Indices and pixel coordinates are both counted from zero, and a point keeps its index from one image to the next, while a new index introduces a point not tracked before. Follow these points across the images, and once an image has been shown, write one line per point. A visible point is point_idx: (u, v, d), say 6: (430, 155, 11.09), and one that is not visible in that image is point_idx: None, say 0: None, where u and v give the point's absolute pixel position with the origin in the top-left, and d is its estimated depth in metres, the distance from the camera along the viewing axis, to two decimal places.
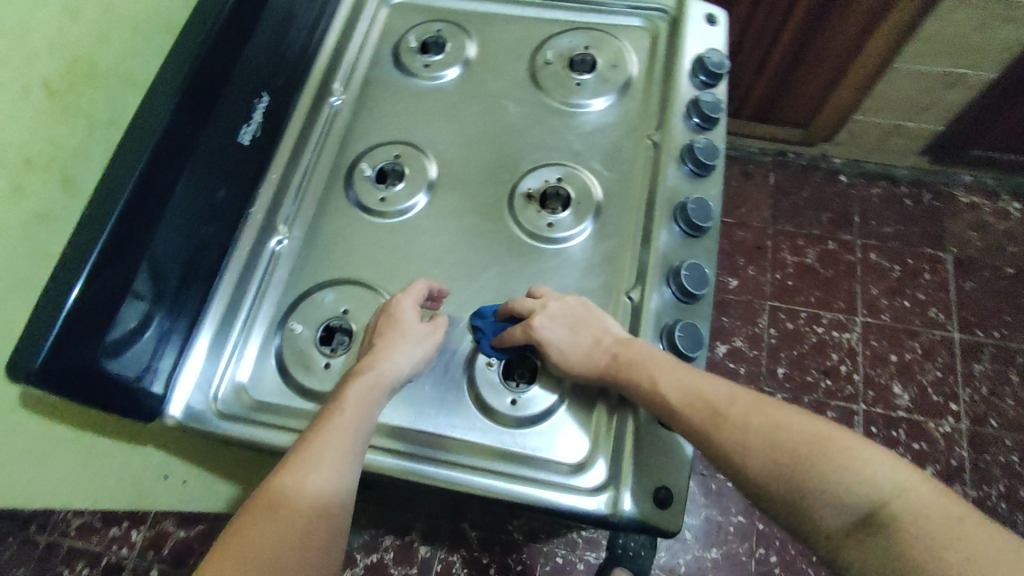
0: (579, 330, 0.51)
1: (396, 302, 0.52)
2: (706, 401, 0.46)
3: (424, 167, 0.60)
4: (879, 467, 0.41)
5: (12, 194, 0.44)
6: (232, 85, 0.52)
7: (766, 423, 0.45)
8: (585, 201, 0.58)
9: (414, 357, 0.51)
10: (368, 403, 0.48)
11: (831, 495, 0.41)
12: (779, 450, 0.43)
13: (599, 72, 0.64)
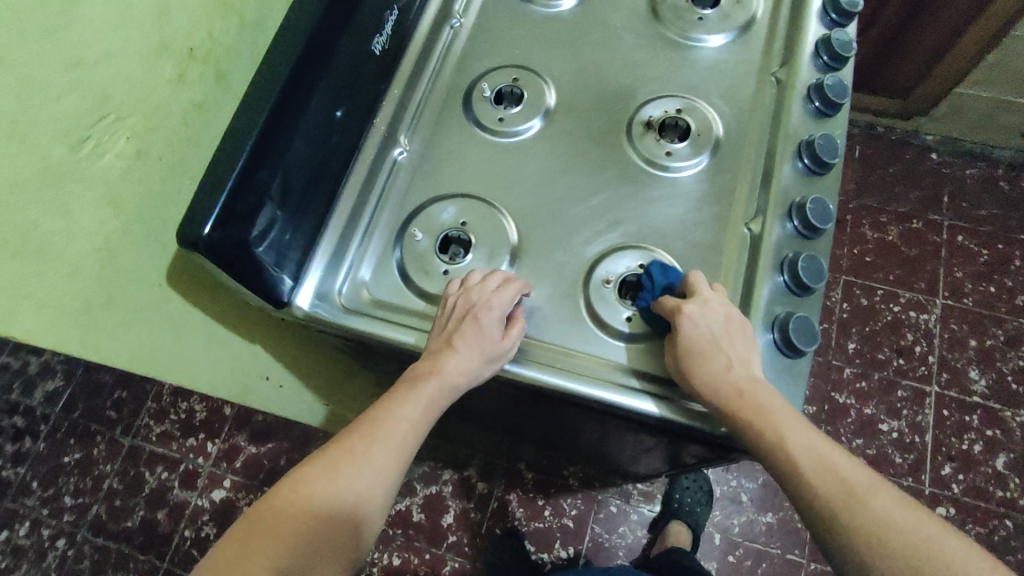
0: (731, 344, 0.47)
1: (484, 299, 0.50)
2: (795, 443, 0.44)
3: (541, 91, 0.60)
4: (927, 527, 0.41)
5: (175, 81, 0.46)
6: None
7: (836, 469, 0.43)
8: (705, 134, 0.57)
9: (489, 363, 0.49)
10: (437, 400, 0.48)
11: (894, 554, 0.40)
12: (846, 498, 0.42)
13: (722, 7, 0.62)
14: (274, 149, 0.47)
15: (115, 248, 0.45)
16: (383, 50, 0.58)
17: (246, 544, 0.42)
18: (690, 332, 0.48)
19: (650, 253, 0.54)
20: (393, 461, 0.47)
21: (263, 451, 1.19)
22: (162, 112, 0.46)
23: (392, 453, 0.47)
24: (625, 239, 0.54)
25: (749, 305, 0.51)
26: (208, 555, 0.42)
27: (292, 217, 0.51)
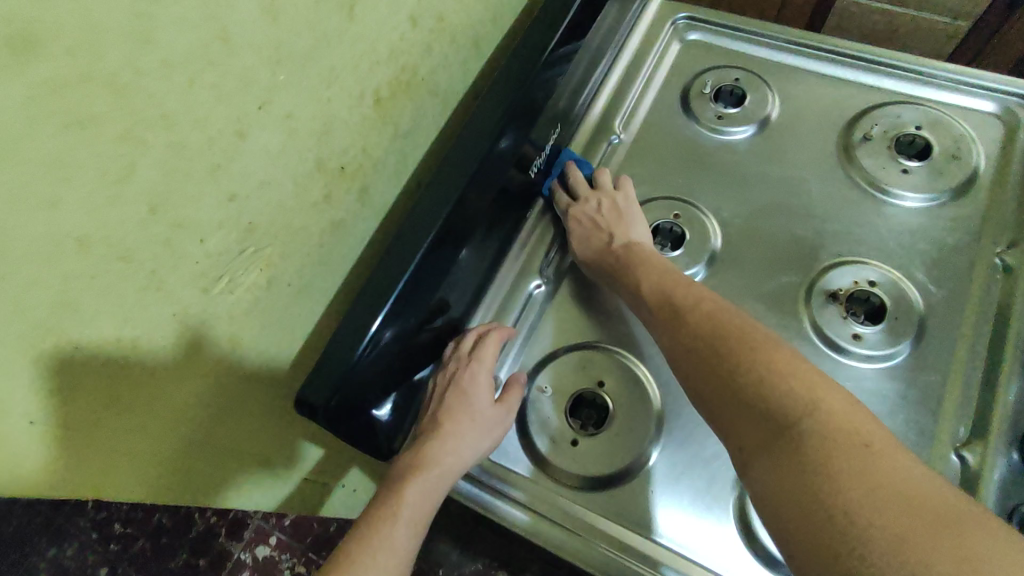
0: (604, 231, 0.52)
1: (462, 372, 0.47)
2: (670, 301, 0.46)
3: (706, 233, 0.53)
4: (791, 371, 0.37)
5: (322, 203, 0.41)
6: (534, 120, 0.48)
7: (722, 330, 0.42)
8: (904, 317, 0.48)
9: (481, 445, 0.45)
10: (422, 502, 0.44)
11: (755, 402, 0.37)
12: (719, 355, 0.40)
13: (933, 162, 0.53)
14: (413, 295, 0.41)
15: (225, 383, 0.40)
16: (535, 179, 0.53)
17: None
18: (574, 222, 0.53)
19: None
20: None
21: (312, 512, 1.13)
22: (302, 236, 0.40)
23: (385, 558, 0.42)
24: None
25: None
26: None
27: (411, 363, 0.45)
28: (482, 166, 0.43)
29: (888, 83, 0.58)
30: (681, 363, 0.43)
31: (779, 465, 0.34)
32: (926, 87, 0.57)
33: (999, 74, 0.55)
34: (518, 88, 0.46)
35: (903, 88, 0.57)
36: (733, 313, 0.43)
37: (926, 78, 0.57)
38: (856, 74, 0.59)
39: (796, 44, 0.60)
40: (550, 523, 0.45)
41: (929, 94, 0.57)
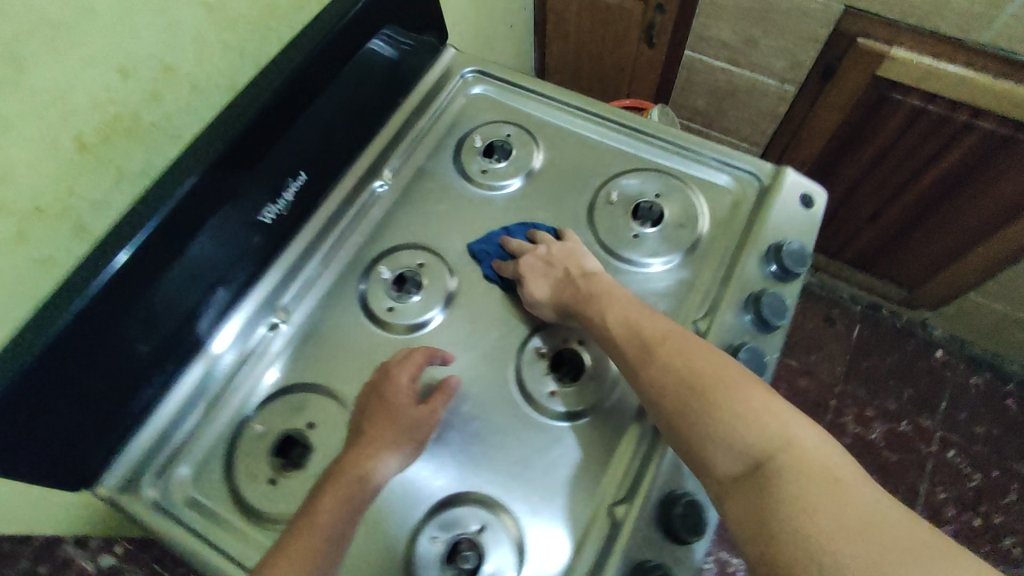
0: (559, 271, 0.53)
1: (387, 386, 0.49)
2: (675, 364, 0.44)
3: (442, 280, 0.56)
4: (857, 487, 0.35)
5: (11, 243, 0.41)
6: (264, 163, 0.49)
7: (687, 364, 0.43)
8: (598, 376, 0.52)
9: (404, 445, 0.47)
10: (338, 515, 0.43)
11: (728, 439, 0.39)
12: (690, 390, 0.42)
13: (662, 227, 0.57)
14: (84, 336, 0.39)
15: None
16: (285, 230, 0.56)
17: None
18: (526, 268, 0.54)
19: (488, 510, 0.47)
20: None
21: None
22: None
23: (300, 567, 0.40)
24: (468, 491, 0.48)
25: None
26: None
27: (97, 404, 0.44)
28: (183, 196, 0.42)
29: (643, 149, 0.62)
30: (655, 394, 0.44)
31: (755, 492, 0.37)
32: (675, 154, 0.61)
33: (733, 149, 0.59)
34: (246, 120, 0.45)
35: (655, 154, 0.61)
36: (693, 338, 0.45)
37: (674, 146, 0.61)
38: (616, 138, 0.62)
39: (568, 105, 0.64)
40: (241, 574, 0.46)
41: (676, 163, 0.61)
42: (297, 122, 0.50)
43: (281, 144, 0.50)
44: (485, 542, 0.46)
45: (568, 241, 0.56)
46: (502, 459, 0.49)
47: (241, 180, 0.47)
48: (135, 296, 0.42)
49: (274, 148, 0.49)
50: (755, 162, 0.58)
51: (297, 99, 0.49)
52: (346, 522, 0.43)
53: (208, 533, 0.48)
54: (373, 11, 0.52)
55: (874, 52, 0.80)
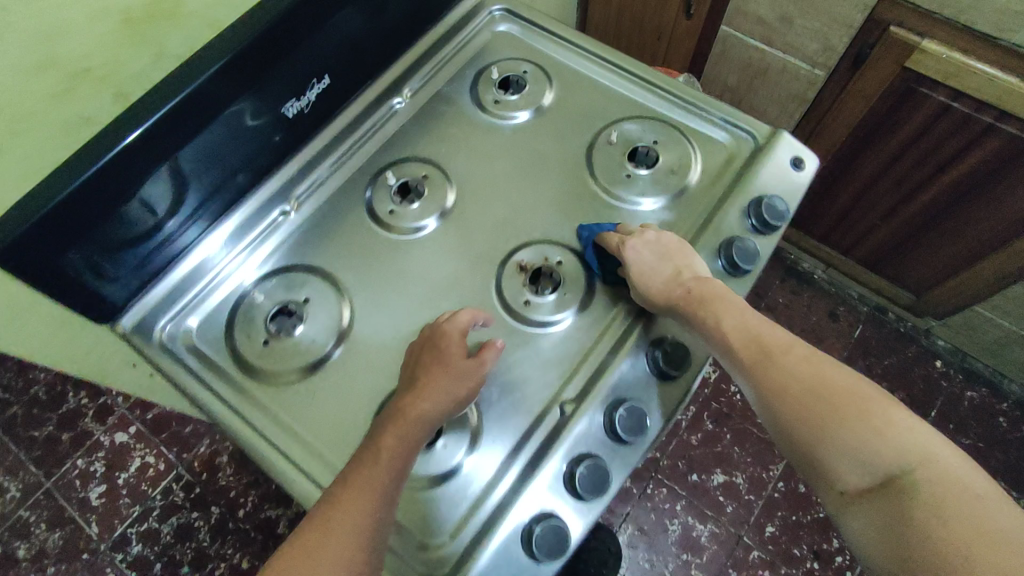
0: (666, 262, 0.53)
1: (448, 331, 0.51)
2: (783, 366, 0.47)
3: (442, 191, 0.61)
4: (955, 472, 0.41)
5: (61, 96, 0.49)
6: (294, 56, 0.53)
7: (811, 374, 0.46)
8: (571, 294, 0.56)
9: (461, 392, 0.49)
10: (401, 453, 0.45)
11: (852, 450, 0.43)
12: (816, 399, 0.45)
13: (656, 172, 0.60)
14: (120, 178, 0.45)
15: None
16: (305, 129, 0.61)
17: None
18: (630, 256, 0.53)
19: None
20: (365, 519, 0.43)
21: (173, 411, 1.23)
22: (34, 119, 0.48)
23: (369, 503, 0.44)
24: None
25: (518, 489, 0.48)
26: None
27: (122, 247, 0.50)
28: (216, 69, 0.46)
29: (650, 99, 0.65)
30: (774, 398, 0.47)
31: (879, 499, 0.42)
32: (679, 108, 0.64)
33: (734, 109, 0.62)
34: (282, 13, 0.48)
35: (661, 106, 0.64)
36: (809, 348, 0.48)
37: (679, 100, 0.64)
38: (625, 86, 0.65)
39: (585, 51, 0.67)
40: (229, 413, 0.52)
41: (679, 116, 0.63)
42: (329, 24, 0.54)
43: (313, 41, 0.53)
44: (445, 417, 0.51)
45: (670, 236, 0.55)
46: None
47: (274, 71, 0.52)
48: (166, 153, 0.47)
49: (305, 44, 0.53)
50: (753, 123, 0.61)
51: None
52: (403, 459, 0.45)
53: (207, 376, 0.54)
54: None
55: (906, 42, 0.79)
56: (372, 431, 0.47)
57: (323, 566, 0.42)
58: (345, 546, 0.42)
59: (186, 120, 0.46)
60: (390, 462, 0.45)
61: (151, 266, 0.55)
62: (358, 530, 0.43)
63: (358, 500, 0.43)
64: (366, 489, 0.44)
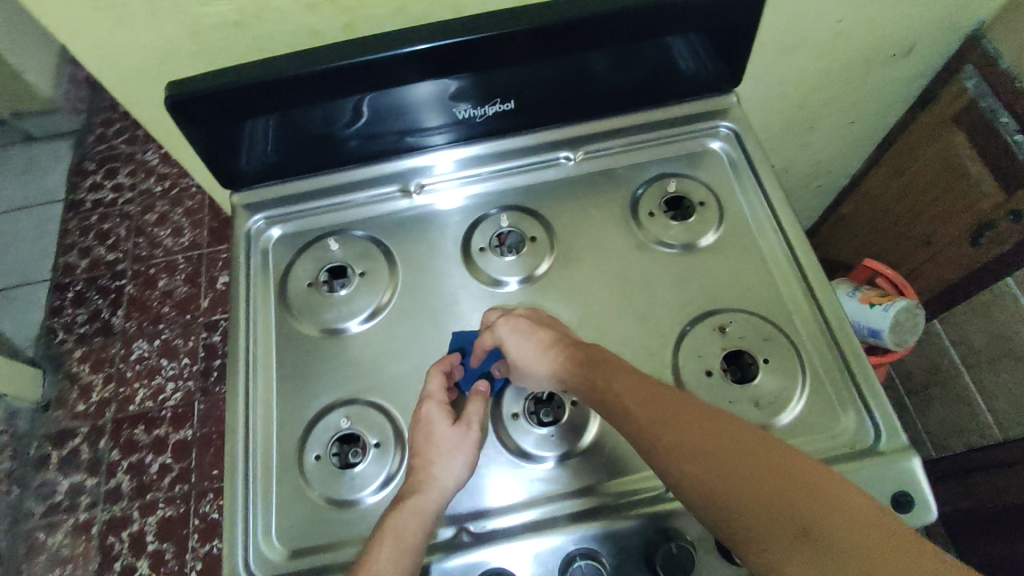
0: (537, 341, 0.50)
1: (434, 408, 0.50)
2: (674, 414, 0.42)
3: (536, 261, 0.59)
4: (852, 505, 0.36)
5: (306, 6, 0.55)
6: (484, 73, 0.54)
7: (704, 437, 0.40)
8: (558, 438, 0.51)
9: (467, 466, 0.48)
10: (418, 527, 0.45)
11: (763, 513, 0.37)
12: (719, 458, 0.39)
13: (741, 388, 0.51)
14: (273, 99, 0.52)
15: (181, 56, 0.58)
16: (472, 135, 0.63)
17: None
18: (502, 339, 0.51)
19: (392, 435, 0.52)
20: None
21: None
22: (276, 13, 0.56)
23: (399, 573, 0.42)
24: (396, 411, 0.53)
25: None
26: None
27: (278, 145, 0.59)
28: (404, 50, 0.50)
29: (801, 309, 0.54)
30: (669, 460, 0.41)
31: (816, 569, 0.35)
32: (823, 339, 0.53)
33: (879, 379, 0.50)
34: (490, 28, 0.51)
35: (806, 324, 0.54)
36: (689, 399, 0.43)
37: (829, 332, 0.52)
38: (786, 279, 0.56)
39: (775, 220, 0.58)
40: (242, 318, 0.58)
41: (818, 348, 0.52)
42: (535, 62, 0.54)
43: (512, 68, 0.54)
44: (370, 454, 0.51)
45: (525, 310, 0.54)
46: None
47: (462, 76, 0.54)
48: (331, 95, 0.52)
49: (502, 68, 0.54)
50: (886, 409, 0.49)
51: (547, 44, 0.52)
52: (424, 528, 0.45)
53: (252, 285, 0.60)
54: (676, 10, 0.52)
55: None
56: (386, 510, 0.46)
57: None
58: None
59: (357, 78, 0.51)
60: (414, 536, 0.44)
61: (289, 173, 0.63)
62: None
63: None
64: (393, 566, 0.42)
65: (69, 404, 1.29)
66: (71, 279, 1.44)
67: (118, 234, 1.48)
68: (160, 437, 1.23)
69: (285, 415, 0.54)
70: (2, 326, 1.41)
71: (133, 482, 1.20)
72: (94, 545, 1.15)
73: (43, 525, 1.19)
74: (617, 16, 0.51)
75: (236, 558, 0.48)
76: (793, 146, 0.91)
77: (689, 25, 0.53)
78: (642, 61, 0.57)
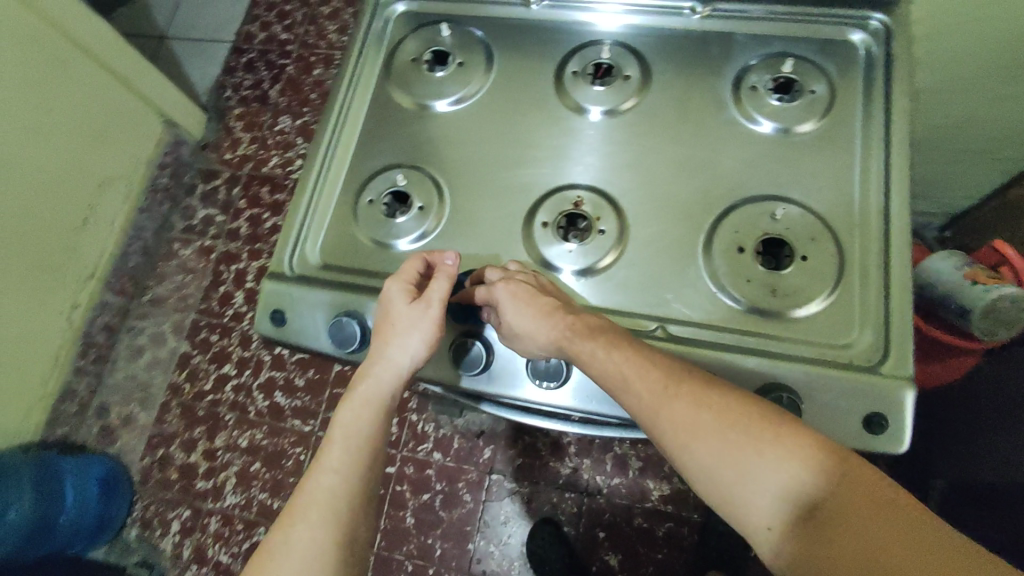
0: (534, 304, 0.49)
1: (396, 293, 0.51)
2: (719, 429, 0.43)
3: (620, 99, 0.59)
4: (884, 510, 0.37)
5: None
6: None
7: (741, 459, 0.41)
8: (573, 256, 0.54)
9: (422, 340, 0.50)
10: (365, 405, 0.50)
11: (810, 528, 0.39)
12: (764, 468, 0.41)
13: (762, 273, 0.51)
14: None
15: None
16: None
17: (266, 552, 0.46)
18: (499, 297, 0.49)
19: (435, 205, 0.57)
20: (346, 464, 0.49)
21: None
22: None
23: (347, 448, 0.49)
24: (443, 187, 0.58)
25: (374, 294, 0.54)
26: (257, 551, 0.47)
27: None
28: None
29: (865, 225, 0.51)
30: (769, 518, 0.40)
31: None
32: (874, 259, 0.50)
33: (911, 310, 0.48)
34: None
35: (864, 238, 0.51)
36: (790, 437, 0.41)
37: (883, 254, 0.50)
38: (865, 192, 0.52)
39: (883, 131, 0.54)
40: (349, 72, 0.64)
41: (863, 265, 0.50)
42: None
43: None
44: (411, 213, 0.57)
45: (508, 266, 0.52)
46: (482, 206, 0.57)
47: None
48: None
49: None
50: (903, 342, 0.47)
51: None
52: (373, 405, 0.51)
53: (368, 44, 0.65)
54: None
55: None
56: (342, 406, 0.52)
57: (319, 509, 0.47)
58: (329, 501, 0.47)
59: None
60: (366, 417, 0.50)
61: None
62: (338, 472, 0.48)
63: (339, 461, 0.49)
64: (343, 453, 0.49)
65: (220, 151, 1.50)
66: (249, 46, 1.60)
67: (296, 17, 1.60)
68: (279, 202, 1.41)
69: (358, 159, 0.61)
70: (190, 71, 1.63)
71: (250, 229, 1.40)
72: (211, 268, 1.38)
73: (179, 238, 1.43)
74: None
75: (283, 254, 0.57)
76: (981, 94, 0.79)
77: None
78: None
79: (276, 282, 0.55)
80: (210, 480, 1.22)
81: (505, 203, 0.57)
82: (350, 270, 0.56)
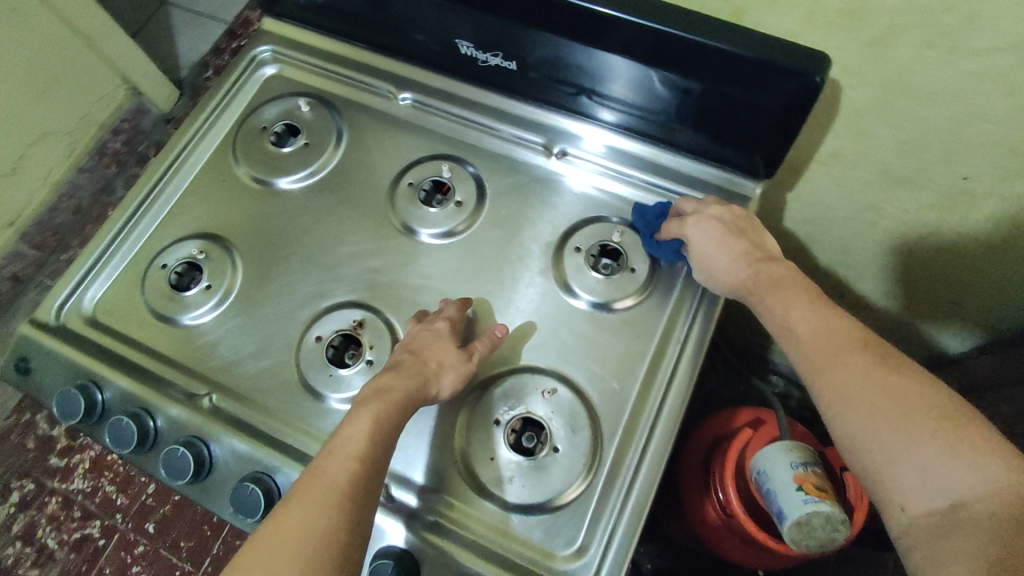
0: (727, 245, 0.49)
1: (444, 329, 0.49)
2: (816, 332, 0.42)
3: (447, 225, 0.57)
4: (950, 433, 0.35)
5: None
6: (504, 21, 0.50)
7: (824, 352, 0.41)
8: (332, 379, 0.51)
9: (454, 384, 0.48)
10: (389, 413, 0.43)
11: (867, 422, 0.38)
12: (847, 368, 0.40)
13: (510, 455, 0.48)
14: None
15: None
16: (506, 91, 0.60)
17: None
18: (692, 234, 0.51)
19: (223, 288, 0.55)
20: (357, 465, 0.40)
21: None
22: None
23: (360, 447, 0.41)
24: (239, 270, 0.56)
25: (123, 368, 0.52)
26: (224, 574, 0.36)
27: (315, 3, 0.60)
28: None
29: (631, 428, 0.49)
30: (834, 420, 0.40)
31: (912, 494, 0.35)
32: (625, 465, 0.48)
33: (640, 534, 0.45)
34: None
35: (625, 442, 0.49)
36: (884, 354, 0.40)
37: (635, 467, 0.48)
38: (645, 391, 0.50)
39: (686, 328, 0.52)
40: (197, 125, 0.62)
41: (614, 470, 0.48)
42: (569, 44, 0.50)
43: (544, 35, 0.50)
44: (196, 289, 0.55)
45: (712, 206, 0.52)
46: (270, 300, 0.55)
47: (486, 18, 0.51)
48: None
49: (536, 33, 0.50)
50: (615, 571, 0.45)
51: (572, 23, 0.47)
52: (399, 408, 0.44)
53: (227, 100, 0.64)
54: (733, 62, 0.45)
55: None
56: (347, 416, 0.43)
57: (308, 520, 0.37)
58: (312, 525, 0.36)
59: None
60: (388, 419, 0.43)
61: (307, 20, 0.63)
62: (347, 473, 0.39)
63: (341, 461, 0.40)
64: (352, 448, 0.40)
65: None
66: None
67: None
68: None
69: (171, 217, 0.59)
70: (175, 44, 1.62)
71: None
72: None
73: None
74: (671, 42, 0.45)
75: (54, 302, 0.55)
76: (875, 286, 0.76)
77: (738, 83, 0.46)
78: (687, 103, 0.51)
79: (32, 331, 0.53)
80: (65, 459, 1.05)
81: (297, 304, 0.54)
82: (113, 333, 0.54)
